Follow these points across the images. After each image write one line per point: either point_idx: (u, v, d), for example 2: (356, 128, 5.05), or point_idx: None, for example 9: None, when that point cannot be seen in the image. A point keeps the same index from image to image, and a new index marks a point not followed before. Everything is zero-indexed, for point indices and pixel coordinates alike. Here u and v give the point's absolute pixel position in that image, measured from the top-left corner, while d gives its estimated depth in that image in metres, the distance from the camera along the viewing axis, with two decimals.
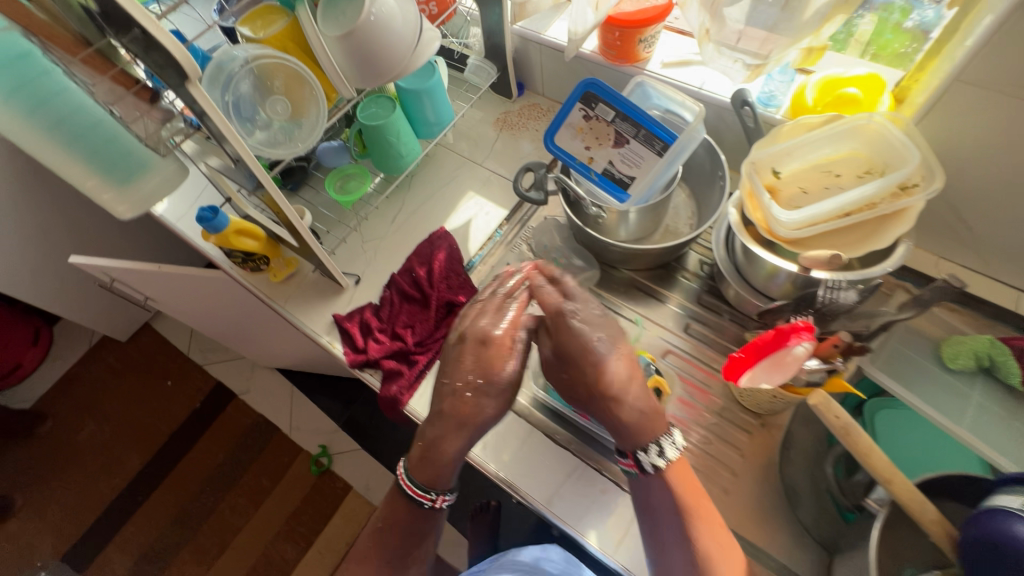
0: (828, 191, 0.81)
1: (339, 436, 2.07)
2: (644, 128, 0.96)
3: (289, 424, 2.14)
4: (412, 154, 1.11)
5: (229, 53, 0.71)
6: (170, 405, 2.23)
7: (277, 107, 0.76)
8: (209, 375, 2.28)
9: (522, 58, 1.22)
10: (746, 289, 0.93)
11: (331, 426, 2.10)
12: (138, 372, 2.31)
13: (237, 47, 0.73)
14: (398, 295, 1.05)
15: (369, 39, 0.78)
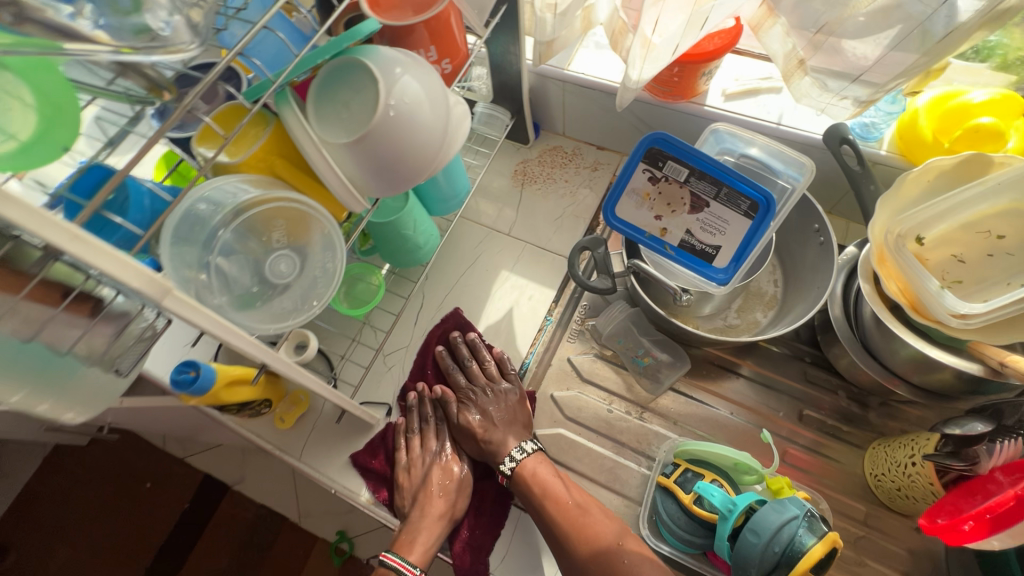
0: (991, 258, 0.65)
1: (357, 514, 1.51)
2: (726, 186, 0.77)
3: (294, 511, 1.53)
4: (430, 241, 0.89)
5: (205, 197, 0.50)
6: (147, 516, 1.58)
7: (278, 263, 0.55)
8: (194, 470, 1.59)
9: (538, 97, 1.01)
10: (881, 371, 0.77)
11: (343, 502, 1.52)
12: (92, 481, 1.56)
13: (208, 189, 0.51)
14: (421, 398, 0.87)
15: (390, 143, 0.56)
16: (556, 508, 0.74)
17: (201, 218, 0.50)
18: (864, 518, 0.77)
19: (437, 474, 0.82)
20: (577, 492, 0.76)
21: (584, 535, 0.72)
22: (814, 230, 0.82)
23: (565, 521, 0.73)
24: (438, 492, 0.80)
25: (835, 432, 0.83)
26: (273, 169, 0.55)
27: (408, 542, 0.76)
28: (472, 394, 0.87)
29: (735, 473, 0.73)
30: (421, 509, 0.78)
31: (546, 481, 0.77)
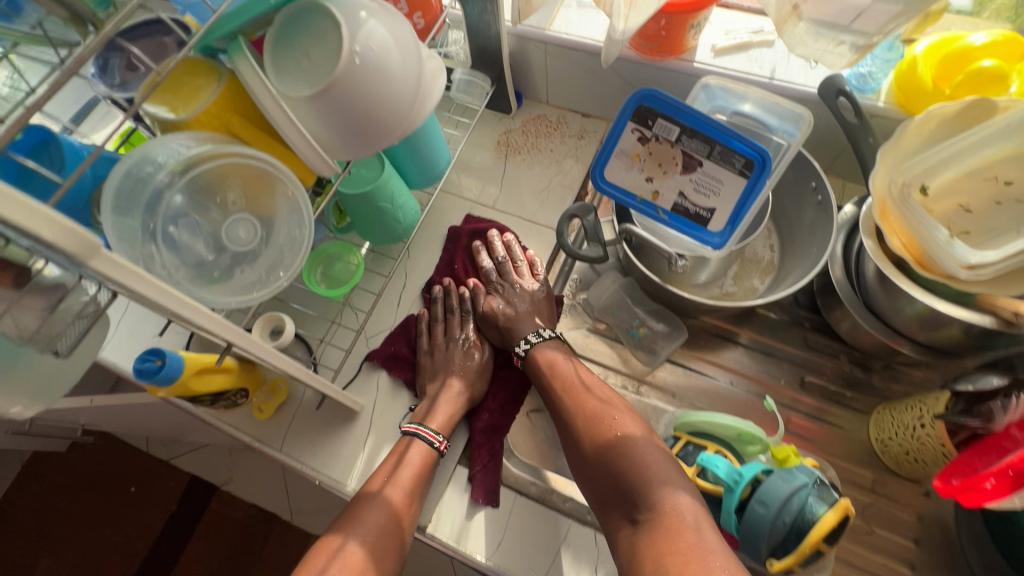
0: (998, 205, 0.62)
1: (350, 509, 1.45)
2: (719, 143, 0.73)
3: (287, 510, 1.50)
4: (411, 216, 0.84)
5: (150, 158, 0.45)
6: (134, 522, 1.53)
7: (237, 229, 0.50)
8: (180, 473, 1.56)
9: (520, 63, 0.96)
10: (886, 332, 0.74)
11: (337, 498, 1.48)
12: (80, 493, 1.54)
13: (153, 144, 0.46)
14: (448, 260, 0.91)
15: (355, 94, 0.51)
16: (572, 389, 0.73)
17: (144, 179, 0.45)
18: (871, 486, 0.74)
19: (458, 359, 0.84)
20: (594, 382, 0.74)
21: (596, 420, 0.69)
22: (811, 188, 0.79)
23: (580, 406, 0.71)
24: (455, 370, 0.83)
25: (839, 398, 0.80)
26: (228, 128, 0.50)
27: (426, 408, 0.79)
28: (501, 286, 0.87)
29: (739, 444, 0.70)
30: (440, 385, 0.81)
31: (567, 367, 0.76)
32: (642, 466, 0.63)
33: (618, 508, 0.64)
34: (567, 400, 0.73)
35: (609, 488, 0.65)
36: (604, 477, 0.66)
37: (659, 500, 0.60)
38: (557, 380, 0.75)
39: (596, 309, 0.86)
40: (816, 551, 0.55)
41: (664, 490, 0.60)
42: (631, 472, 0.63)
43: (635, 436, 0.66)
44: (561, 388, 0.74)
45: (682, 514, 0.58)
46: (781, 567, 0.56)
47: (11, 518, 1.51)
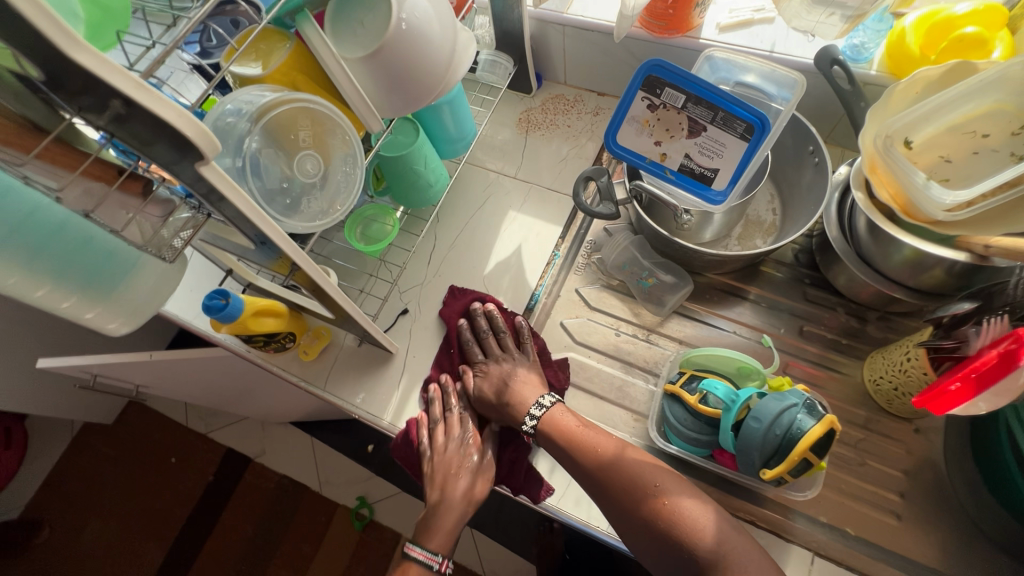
0: (976, 156, 0.69)
1: (377, 476, 1.54)
2: (722, 108, 0.80)
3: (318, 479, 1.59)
4: (441, 180, 0.93)
5: (230, 109, 0.53)
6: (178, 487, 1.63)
7: (303, 166, 0.59)
8: (219, 445, 1.67)
9: (539, 46, 1.05)
10: (878, 279, 0.80)
11: (365, 466, 1.57)
12: (129, 461, 1.66)
13: (236, 96, 0.55)
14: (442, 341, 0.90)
15: (401, 54, 0.59)
16: (579, 441, 0.73)
17: (227, 127, 0.53)
18: (864, 423, 0.80)
19: (457, 460, 0.81)
20: (601, 434, 0.74)
21: (612, 466, 0.70)
22: (809, 151, 0.85)
23: (593, 455, 0.71)
24: (458, 473, 0.80)
25: (836, 346, 0.86)
26: (296, 83, 0.60)
27: (436, 518, 0.77)
28: (491, 363, 0.87)
29: (740, 380, 0.77)
30: (443, 490, 0.79)
31: (568, 422, 0.76)
32: (678, 514, 0.64)
33: (667, 564, 0.64)
34: (580, 459, 0.72)
35: (648, 543, 0.65)
36: (642, 536, 0.66)
37: (707, 544, 0.62)
38: (572, 458, 0.73)
39: (610, 266, 0.93)
40: (804, 459, 0.62)
41: (701, 532, 0.63)
42: (660, 520, 0.65)
43: (654, 476, 0.68)
44: (571, 456, 0.74)
45: (732, 551, 0.61)
46: (772, 474, 0.63)
47: (67, 481, 1.64)
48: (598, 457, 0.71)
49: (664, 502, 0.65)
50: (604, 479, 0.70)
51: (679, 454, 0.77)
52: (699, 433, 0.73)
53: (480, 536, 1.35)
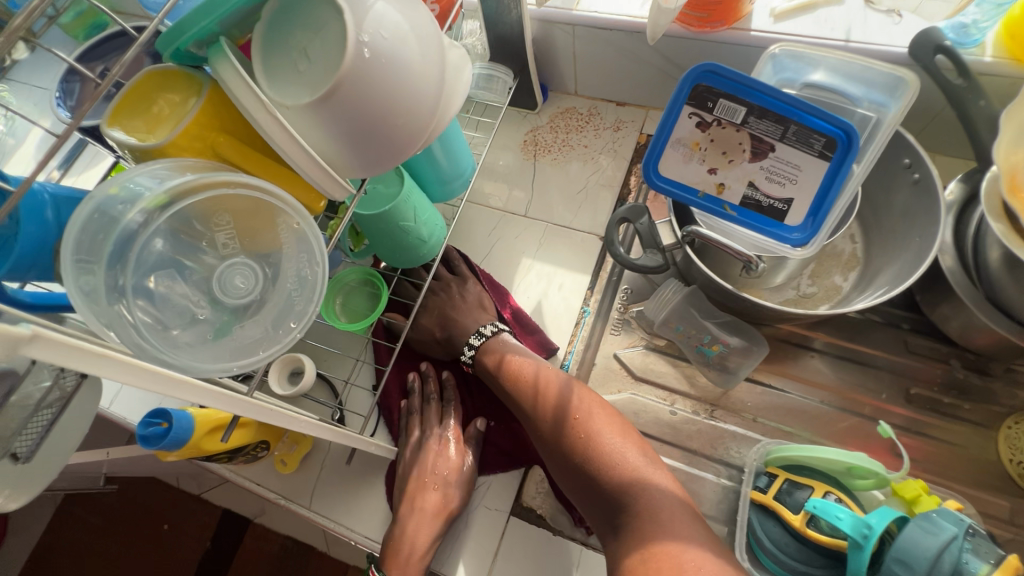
0: None
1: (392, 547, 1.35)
2: (794, 121, 0.61)
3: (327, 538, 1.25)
4: (436, 232, 0.75)
5: (125, 191, 0.37)
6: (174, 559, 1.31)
7: (233, 277, 0.42)
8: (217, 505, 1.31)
9: (543, 51, 0.86)
10: (1016, 332, 0.61)
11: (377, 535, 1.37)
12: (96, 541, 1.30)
13: (125, 179, 0.38)
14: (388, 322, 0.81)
15: (366, 99, 0.41)
16: (539, 407, 0.66)
17: (113, 219, 0.37)
18: (1010, 517, 0.62)
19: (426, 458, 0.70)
20: (588, 397, 0.65)
21: (563, 408, 0.65)
22: (905, 165, 0.66)
23: (546, 409, 0.65)
24: (432, 480, 0.68)
25: (954, 412, 0.67)
26: (220, 153, 0.41)
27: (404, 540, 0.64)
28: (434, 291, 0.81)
29: (847, 478, 0.58)
30: (410, 494, 0.67)
31: (520, 362, 0.70)
32: (609, 450, 0.61)
33: (583, 492, 0.61)
34: (557, 405, 0.65)
35: (572, 473, 0.62)
36: (570, 470, 0.62)
37: (629, 477, 0.59)
38: (563, 463, 0.63)
39: (656, 326, 0.73)
40: None
41: (628, 471, 0.59)
42: (592, 461, 0.60)
43: (598, 419, 0.63)
44: (532, 395, 0.67)
45: (651, 493, 0.57)
46: None
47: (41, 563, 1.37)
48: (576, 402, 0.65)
49: (582, 437, 0.62)
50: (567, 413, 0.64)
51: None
52: (809, 563, 0.55)
53: None
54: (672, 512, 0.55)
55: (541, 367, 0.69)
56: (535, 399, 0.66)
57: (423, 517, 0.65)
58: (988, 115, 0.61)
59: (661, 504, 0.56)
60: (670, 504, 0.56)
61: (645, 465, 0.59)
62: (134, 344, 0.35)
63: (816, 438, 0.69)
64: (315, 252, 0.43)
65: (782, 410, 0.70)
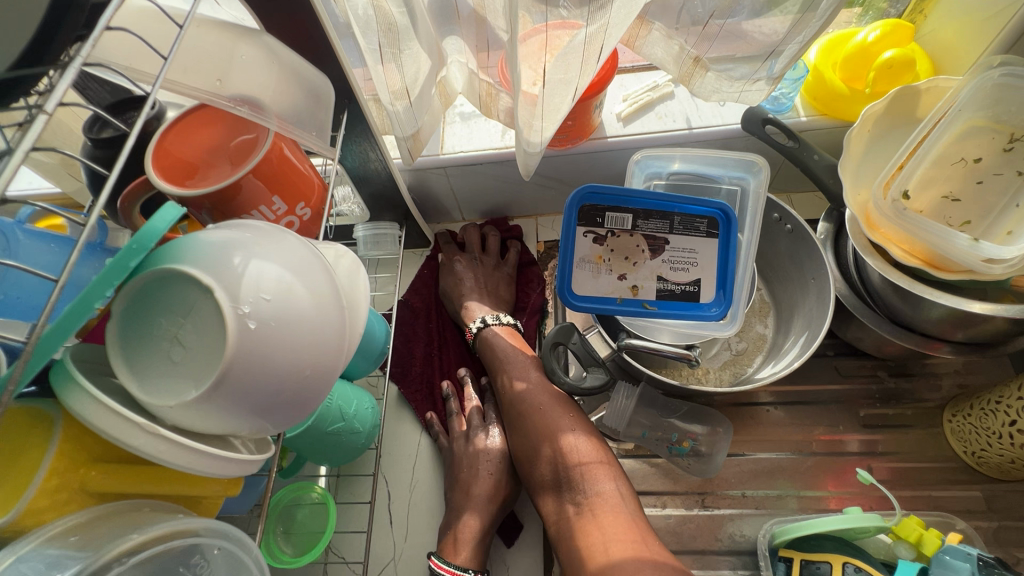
0: (981, 184, 0.60)
1: None
2: (674, 214, 0.65)
3: None
4: (368, 419, 0.68)
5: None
6: None
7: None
8: None
9: (422, 193, 0.86)
10: (920, 342, 0.67)
11: None
12: None
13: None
14: (421, 278, 0.88)
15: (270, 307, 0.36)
16: (528, 418, 0.67)
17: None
18: (987, 506, 0.66)
19: (475, 449, 0.71)
20: (541, 393, 0.68)
21: (517, 406, 0.69)
22: (775, 219, 0.74)
23: (536, 427, 0.66)
24: (487, 467, 0.70)
25: (900, 421, 0.72)
26: (93, 491, 0.33)
27: (459, 523, 0.66)
28: (469, 260, 0.85)
29: (852, 535, 0.57)
30: (464, 488, 0.68)
31: (517, 391, 0.69)
32: (575, 462, 0.62)
33: (554, 494, 0.63)
34: (511, 398, 0.70)
35: (549, 475, 0.63)
36: (540, 476, 0.65)
37: (590, 489, 0.60)
38: (523, 435, 0.67)
39: (622, 432, 0.71)
40: None
41: (588, 483, 0.61)
42: (561, 459, 0.63)
43: (558, 421, 0.65)
44: (504, 378, 0.72)
45: (611, 510, 0.58)
46: None
47: None
48: (520, 397, 0.69)
49: (548, 429, 0.65)
50: (528, 411, 0.67)
51: None
52: None
53: None
54: (622, 532, 0.55)
55: (537, 382, 0.69)
56: (504, 387, 0.71)
57: (480, 504, 0.67)
58: (826, 166, 0.68)
59: (613, 514, 0.57)
60: (620, 515, 0.57)
61: (596, 458, 0.62)
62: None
63: (800, 491, 0.69)
64: (253, 570, 0.38)
65: (761, 474, 0.70)
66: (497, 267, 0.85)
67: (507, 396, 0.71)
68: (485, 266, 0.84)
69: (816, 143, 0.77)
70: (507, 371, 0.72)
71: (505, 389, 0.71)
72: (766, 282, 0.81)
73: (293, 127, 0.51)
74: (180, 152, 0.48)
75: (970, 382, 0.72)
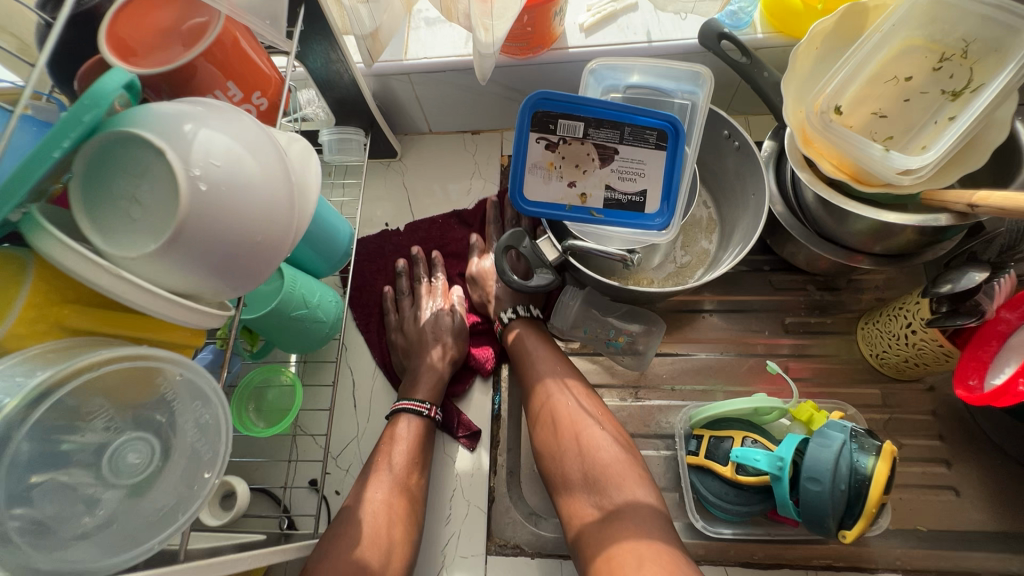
0: (908, 103, 0.63)
1: None
2: (624, 124, 0.68)
3: None
4: (331, 312, 0.73)
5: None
6: None
7: (126, 454, 0.39)
8: None
9: (388, 101, 0.87)
10: (841, 256, 0.72)
11: None
12: None
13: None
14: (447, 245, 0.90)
15: (221, 207, 0.40)
16: (554, 423, 0.68)
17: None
18: (883, 401, 0.75)
19: (433, 327, 0.81)
20: (570, 398, 0.69)
21: (544, 409, 0.70)
22: (725, 136, 0.77)
23: (562, 430, 0.67)
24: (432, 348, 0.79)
25: (821, 328, 0.79)
26: (66, 325, 0.38)
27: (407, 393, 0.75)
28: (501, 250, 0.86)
29: (756, 417, 0.66)
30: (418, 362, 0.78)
31: (546, 397, 0.70)
32: (603, 463, 0.63)
33: (576, 494, 0.63)
34: (537, 400, 0.71)
35: (572, 477, 0.64)
36: (558, 477, 0.66)
37: (620, 495, 0.61)
38: (546, 433, 0.69)
39: (567, 331, 0.79)
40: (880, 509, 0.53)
41: (616, 489, 0.61)
42: (582, 456, 0.64)
43: (583, 423, 0.67)
44: (529, 377, 0.73)
45: (637, 519, 0.58)
46: (854, 536, 0.54)
47: None
48: (547, 400, 0.70)
49: (574, 430, 0.66)
50: (556, 415, 0.68)
51: (719, 531, 0.65)
52: (740, 504, 0.61)
53: None
54: (642, 539, 0.56)
55: (567, 383, 0.70)
56: (529, 387, 0.72)
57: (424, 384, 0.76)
58: (774, 83, 0.70)
59: (636, 523, 0.58)
60: (647, 526, 0.58)
61: (621, 466, 0.63)
62: (22, 566, 0.33)
63: (725, 387, 0.77)
64: (213, 399, 0.42)
65: (689, 371, 0.78)
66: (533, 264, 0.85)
67: (533, 395, 0.72)
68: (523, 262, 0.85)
69: (771, 62, 0.79)
70: (532, 371, 0.73)
71: (528, 381, 0.73)
72: (714, 199, 0.85)
73: (245, 13, 0.52)
74: (129, 35, 0.49)
75: (889, 295, 0.79)
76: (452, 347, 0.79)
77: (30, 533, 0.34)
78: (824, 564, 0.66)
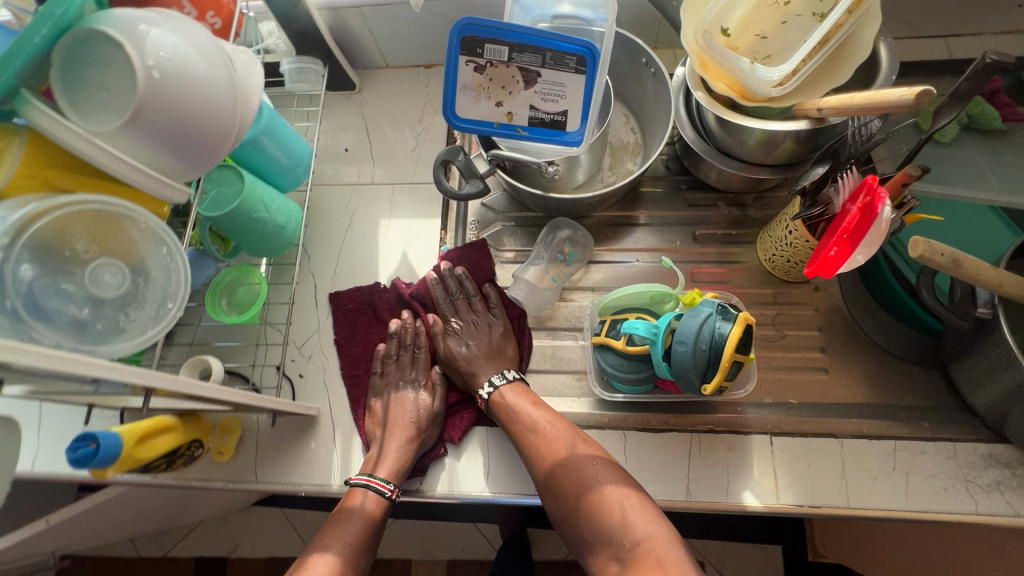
0: (786, 25, 0.71)
1: None
2: (546, 50, 0.74)
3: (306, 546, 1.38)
4: (291, 218, 0.84)
5: None
6: None
7: (103, 274, 0.51)
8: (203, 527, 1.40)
9: (345, 34, 0.96)
10: (739, 169, 0.82)
11: None
12: None
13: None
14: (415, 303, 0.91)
15: (171, 97, 0.50)
16: (559, 480, 0.69)
17: None
18: (774, 298, 0.86)
19: (411, 405, 0.84)
20: (566, 449, 0.71)
21: (547, 464, 0.71)
22: (643, 64, 0.85)
23: (567, 485, 0.69)
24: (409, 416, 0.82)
25: (727, 237, 0.90)
26: (54, 184, 0.48)
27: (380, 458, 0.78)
28: (460, 326, 0.89)
29: (654, 305, 0.77)
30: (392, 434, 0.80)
31: (545, 456, 0.71)
32: (608, 505, 0.65)
33: (599, 549, 0.64)
34: (534, 454, 0.73)
35: (589, 531, 0.66)
36: (579, 533, 0.67)
37: (635, 539, 0.61)
38: (550, 485, 0.70)
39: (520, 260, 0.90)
40: (736, 363, 0.65)
41: (631, 532, 0.62)
42: (596, 509, 0.65)
43: (585, 474, 0.68)
44: (521, 436, 0.74)
45: (659, 553, 0.59)
46: (712, 388, 0.65)
47: None
48: (542, 452, 0.72)
49: (577, 483, 0.68)
50: (558, 469, 0.70)
51: (618, 397, 0.78)
52: (630, 371, 0.73)
53: (485, 527, 1.37)
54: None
55: (564, 438, 0.72)
56: (523, 444, 0.74)
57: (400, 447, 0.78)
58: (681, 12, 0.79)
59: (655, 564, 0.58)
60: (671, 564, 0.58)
61: (628, 506, 0.64)
62: (30, 338, 0.46)
63: None
64: (170, 243, 0.54)
65: (610, 276, 0.89)
66: (494, 324, 0.88)
67: (530, 449, 0.73)
68: (487, 331, 0.87)
69: None
70: (522, 433, 0.74)
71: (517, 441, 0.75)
72: (641, 124, 0.94)
73: None
74: None
75: None
76: (423, 427, 0.82)
77: (34, 314, 0.46)
78: (709, 430, 0.78)
